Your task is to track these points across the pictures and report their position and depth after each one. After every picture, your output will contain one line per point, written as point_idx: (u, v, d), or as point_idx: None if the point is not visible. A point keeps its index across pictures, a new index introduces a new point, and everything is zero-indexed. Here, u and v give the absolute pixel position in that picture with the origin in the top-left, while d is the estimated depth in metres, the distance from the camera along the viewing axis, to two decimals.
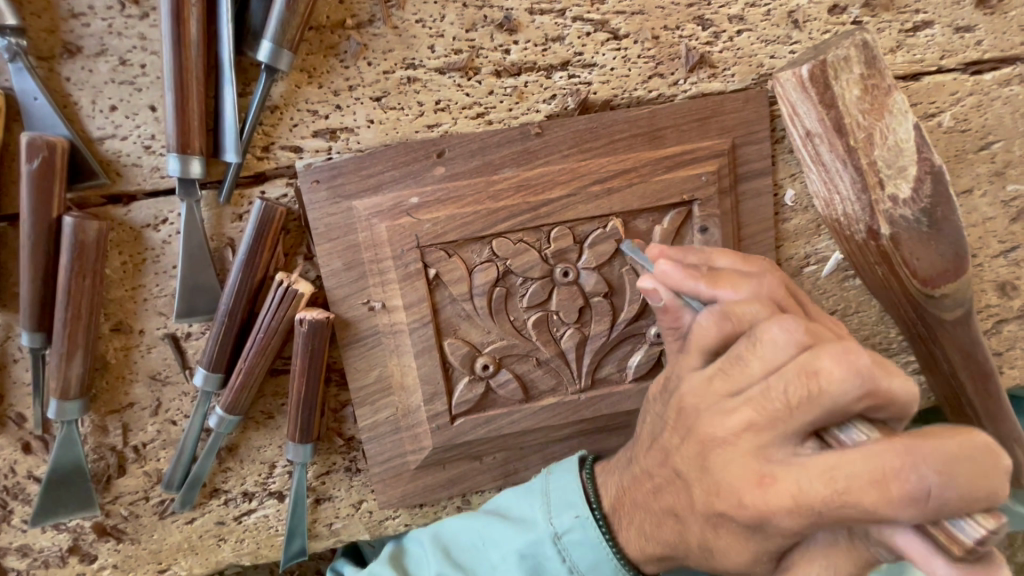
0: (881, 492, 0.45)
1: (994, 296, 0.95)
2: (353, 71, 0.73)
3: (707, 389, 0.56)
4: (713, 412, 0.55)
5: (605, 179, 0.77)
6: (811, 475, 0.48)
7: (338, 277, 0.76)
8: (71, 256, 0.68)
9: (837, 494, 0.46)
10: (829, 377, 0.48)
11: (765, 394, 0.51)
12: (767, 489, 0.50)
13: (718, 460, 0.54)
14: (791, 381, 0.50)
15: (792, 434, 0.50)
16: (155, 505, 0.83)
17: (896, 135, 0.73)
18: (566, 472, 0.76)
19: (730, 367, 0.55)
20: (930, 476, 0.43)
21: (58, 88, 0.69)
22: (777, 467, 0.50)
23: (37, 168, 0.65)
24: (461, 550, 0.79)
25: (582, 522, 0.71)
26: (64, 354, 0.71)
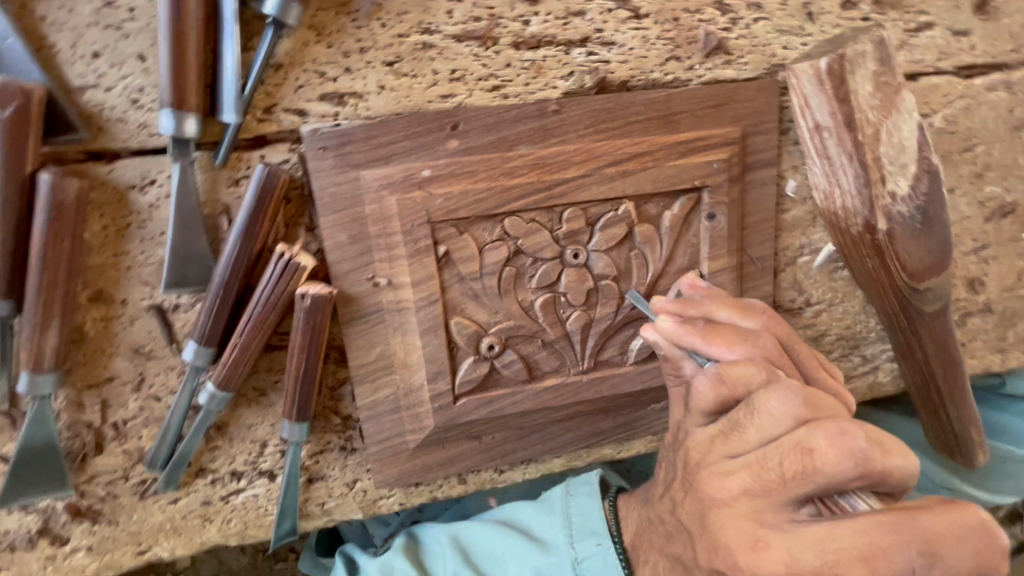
0: (869, 568, 0.44)
1: (963, 291, 1.02)
2: (365, 32, 0.69)
3: (705, 448, 0.55)
4: (710, 477, 0.53)
5: (619, 161, 0.76)
6: (807, 546, 0.46)
7: (342, 250, 0.73)
8: (48, 216, 0.62)
9: (825, 566, 0.45)
10: (823, 457, 0.48)
11: (763, 464, 0.50)
12: (759, 555, 0.48)
13: (715, 520, 0.52)
14: (787, 455, 0.49)
15: (785, 504, 0.49)
16: (136, 485, 0.78)
17: (900, 133, 0.76)
18: (589, 496, 0.79)
19: (729, 431, 0.54)
20: (914, 557, 0.44)
21: (33, 28, 0.62)
22: (773, 534, 0.48)
23: (10, 117, 0.59)
24: (478, 554, 0.83)
25: (602, 549, 0.73)
26: (38, 324, 0.65)
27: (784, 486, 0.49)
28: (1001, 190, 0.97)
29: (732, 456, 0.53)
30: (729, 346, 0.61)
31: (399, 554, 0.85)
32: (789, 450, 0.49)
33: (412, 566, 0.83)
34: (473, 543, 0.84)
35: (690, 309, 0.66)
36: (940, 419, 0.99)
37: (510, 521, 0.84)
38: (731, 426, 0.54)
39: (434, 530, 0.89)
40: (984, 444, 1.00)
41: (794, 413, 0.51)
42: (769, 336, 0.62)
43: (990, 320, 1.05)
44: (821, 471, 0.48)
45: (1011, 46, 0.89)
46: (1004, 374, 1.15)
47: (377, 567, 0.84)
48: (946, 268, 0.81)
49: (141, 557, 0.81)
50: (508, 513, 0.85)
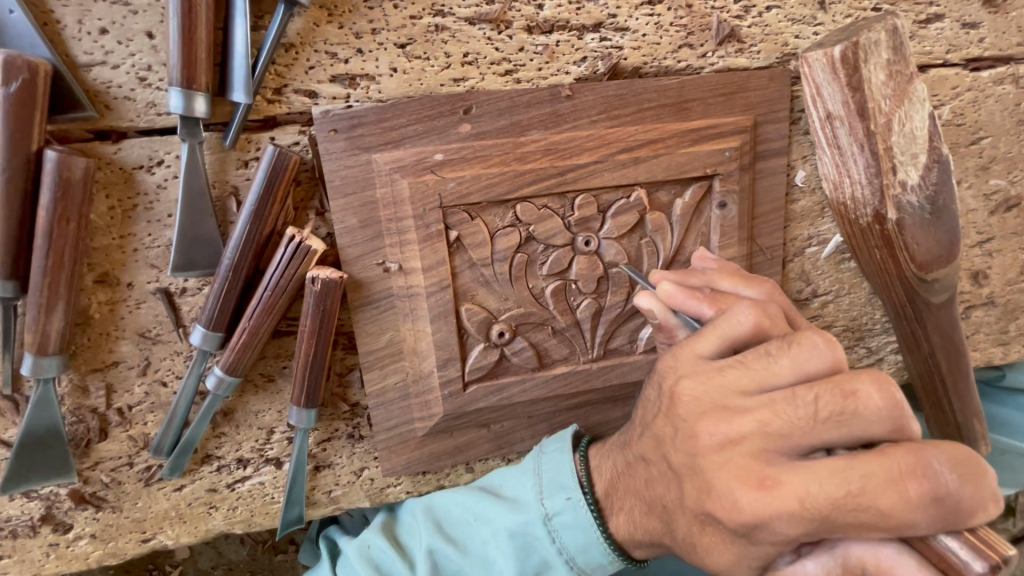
0: (898, 492, 0.43)
1: (967, 284, 1.03)
2: (377, 13, 0.68)
3: (715, 381, 0.53)
4: (721, 412, 0.52)
5: (632, 148, 0.76)
6: (823, 476, 0.46)
7: (352, 235, 0.72)
8: (54, 196, 0.61)
9: (849, 496, 0.45)
10: (866, 399, 0.46)
11: (788, 401, 0.49)
12: (769, 492, 0.47)
13: (717, 460, 0.51)
14: (824, 394, 0.48)
15: (806, 446, 0.48)
16: (141, 471, 0.77)
17: (912, 122, 0.76)
18: (558, 451, 0.75)
19: (754, 362, 0.52)
20: (947, 473, 0.43)
21: (38, 2, 0.60)
22: (784, 472, 0.47)
23: (15, 92, 0.57)
24: (451, 524, 0.79)
25: (573, 502, 0.71)
26: (43, 306, 0.64)
27: (817, 419, 0.48)
28: (1007, 183, 0.97)
29: (750, 393, 0.51)
30: (735, 308, 0.60)
31: (376, 533, 0.83)
32: (829, 386, 0.48)
33: (389, 545, 0.81)
34: (445, 515, 0.80)
35: (691, 278, 0.67)
36: (943, 412, 0.99)
37: (483, 488, 0.80)
38: (753, 357, 0.52)
39: (411, 503, 0.86)
40: (985, 434, 1.02)
41: (829, 353, 0.50)
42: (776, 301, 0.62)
43: (992, 313, 1.05)
44: (858, 407, 0.47)
45: (1020, 39, 0.90)
46: (1005, 368, 1.16)
47: (355, 549, 0.82)
48: (954, 258, 0.81)
49: (145, 544, 0.80)
50: (480, 481, 0.81)
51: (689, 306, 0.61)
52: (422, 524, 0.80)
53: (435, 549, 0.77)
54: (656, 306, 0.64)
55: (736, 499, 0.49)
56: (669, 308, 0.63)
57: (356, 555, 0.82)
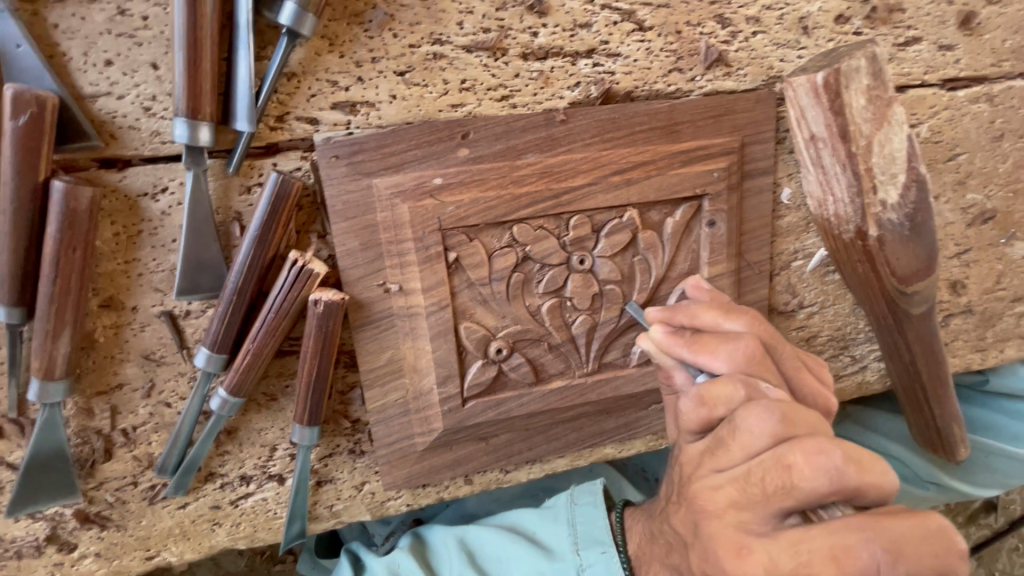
0: (837, 568, 0.45)
1: (946, 293, 1.06)
2: (377, 42, 0.70)
3: (699, 461, 0.57)
4: (702, 486, 0.55)
5: (625, 170, 0.78)
6: (782, 548, 0.48)
7: (353, 257, 0.74)
8: (61, 225, 0.62)
9: (800, 568, 0.47)
10: (801, 474, 0.49)
11: (746, 480, 0.52)
12: (744, 561, 0.50)
13: (708, 529, 0.53)
14: (769, 469, 0.51)
15: (767, 515, 0.51)
16: (145, 490, 0.78)
17: (892, 144, 0.79)
18: (592, 506, 0.81)
19: (715, 448, 0.56)
20: (879, 552, 0.44)
21: (44, 36, 0.62)
22: (754, 540, 0.50)
23: (24, 125, 0.58)
24: (484, 558, 0.85)
25: (606, 557, 0.74)
26: (50, 332, 0.65)
27: (767, 499, 0.50)
28: (982, 197, 1.01)
29: (719, 471, 0.55)
30: (713, 354, 0.60)
31: (404, 553, 0.89)
32: (766, 466, 0.51)
33: (416, 563, 0.86)
34: (477, 547, 0.87)
35: (675, 316, 0.66)
36: (924, 417, 1.03)
37: (517, 530, 0.86)
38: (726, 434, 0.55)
39: (440, 534, 0.92)
40: (965, 438, 1.05)
41: (771, 425, 0.52)
42: (751, 339, 0.61)
43: (970, 321, 1.10)
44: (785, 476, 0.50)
45: (992, 60, 0.94)
46: (988, 372, 1.20)
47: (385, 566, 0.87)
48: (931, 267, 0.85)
49: (149, 561, 0.82)
50: (510, 520, 0.89)
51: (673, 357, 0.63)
52: (453, 550, 0.87)
53: None
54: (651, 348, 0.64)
55: (721, 565, 0.52)
56: (662, 349, 0.64)
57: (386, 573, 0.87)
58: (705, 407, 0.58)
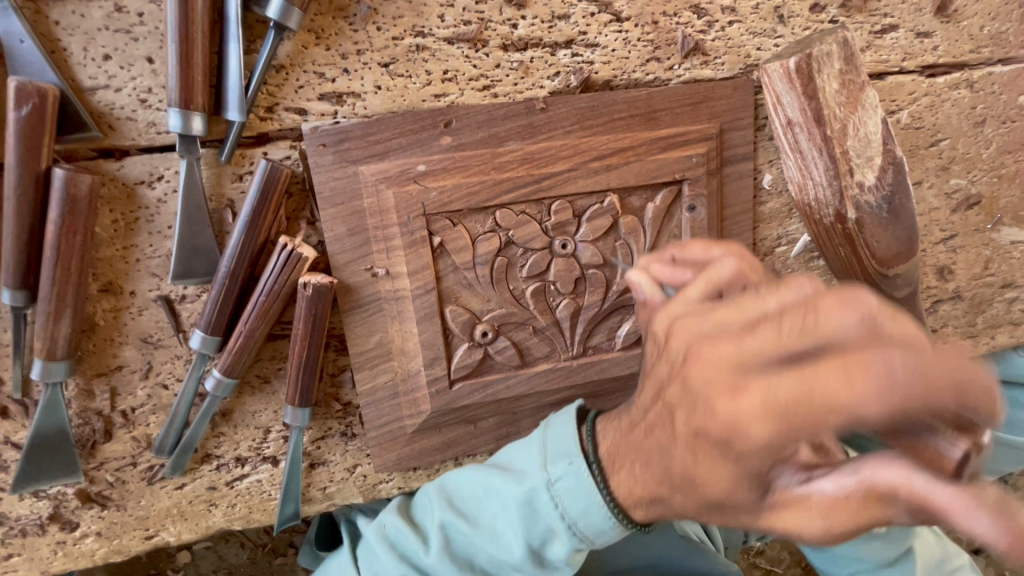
0: (841, 377, 0.34)
1: (933, 279, 1.07)
2: (361, 35, 0.73)
3: (699, 319, 0.46)
4: (699, 340, 0.45)
5: (604, 156, 0.81)
6: (786, 374, 0.37)
7: (341, 242, 0.76)
8: (62, 211, 0.65)
9: (805, 394, 0.36)
10: (834, 321, 0.37)
11: (756, 326, 0.41)
12: (738, 399, 0.40)
13: (695, 372, 0.44)
14: (790, 313, 0.40)
15: (769, 362, 0.39)
16: (143, 470, 0.81)
17: (867, 128, 0.81)
18: (563, 422, 0.66)
19: (740, 301, 0.44)
20: (896, 367, 0.33)
21: (46, 33, 0.65)
22: (756, 375, 0.39)
23: (26, 116, 0.62)
24: (464, 501, 0.73)
25: (575, 469, 0.62)
26: (51, 314, 0.68)
27: (782, 341, 0.39)
28: (967, 182, 1.02)
29: (731, 324, 0.43)
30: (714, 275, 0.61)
31: (389, 512, 0.80)
32: (794, 308, 0.40)
33: (404, 524, 0.77)
34: (456, 490, 0.75)
35: (665, 253, 0.64)
36: None
37: (494, 461, 0.72)
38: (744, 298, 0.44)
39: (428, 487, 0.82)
40: None
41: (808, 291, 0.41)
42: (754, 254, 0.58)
43: (959, 307, 1.10)
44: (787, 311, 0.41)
45: (972, 47, 0.95)
46: (978, 359, 1.20)
47: (375, 531, 0.79)
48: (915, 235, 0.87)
49: (148, 541, 0.84)
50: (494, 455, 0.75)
51: (678, 279, 0.61)
52: (433, 500, 0.75)
53: (446, 524, 0.72)
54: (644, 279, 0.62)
55: (710, 406, 0.42)
56: (656, 281, 0.62)
57: (377, 537, 0.78)
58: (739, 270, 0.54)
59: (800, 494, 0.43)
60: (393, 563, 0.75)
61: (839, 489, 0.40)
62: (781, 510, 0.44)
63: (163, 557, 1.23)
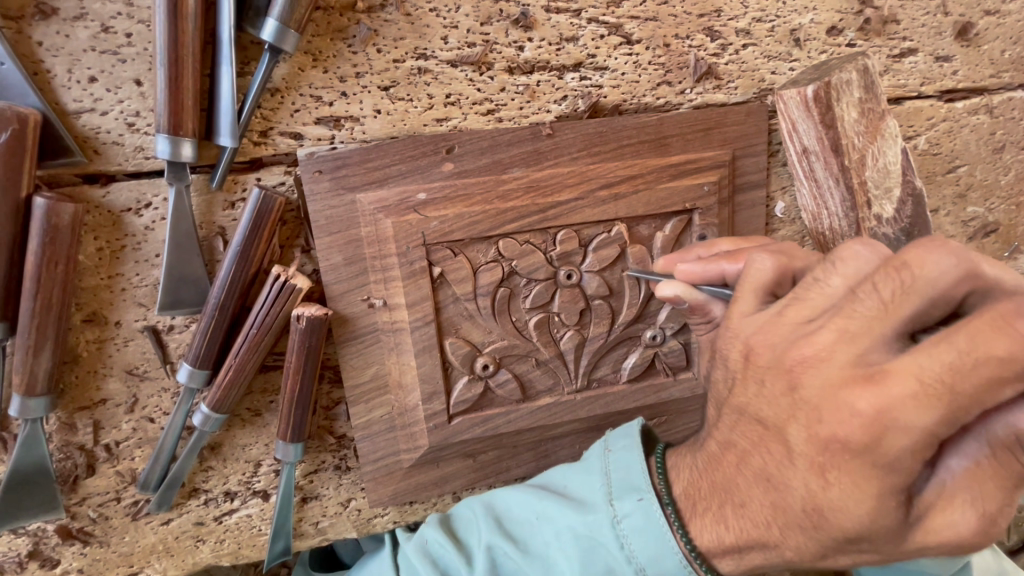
0: (1006, 334, 0.38)
1: None
2: (361, 57, 0.70)
3: (780, 322, 0.48)
4: (793, 348, 0.46)
5: (612, 184, 0.77)
6: (930, 349, 0.39)
7: (337, 272, 0.73)
8: (42, 241, 0.62)
9: (964, 355, 0.38)
10: (922, 268, 0.42)
11: (852, 302, 0.44)
12: (883, 387, 0.41)
13: (813, 383, 0.44)
14: (879, 279, 0.44)
15: (893, 335, 0.42)
16: (128, 506, 0.78)
17: (885, 158, 0.78)
18: (628, 451, 0.65)
19: (803, 293, 0.48)
20: None
21: (29, 53, 0.62)
22: (888, 363, 0.41)
23: (6, 142, 0.59)
24: (515, 523, 0.70)
25: (645, 505, 0.60)
26: (31, 347, 0.65)
27: (889, 310, 0.42)
28: (984, 210, 0.99)
29: (815, 317, 0.46)
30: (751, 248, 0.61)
31: (432, 526, 0.75)
32: (881, 276, 0.44)
33: (447, 537, 0.73)
34: (507, 511, 0.72)
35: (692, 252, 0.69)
36: None
37: (548, 486, 0.71)
38: (804, 287, 0.49)
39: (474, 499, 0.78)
40: None
41: (875, 253, 0.47)
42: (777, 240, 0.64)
43: None
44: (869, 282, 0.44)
45: (992, 71, 0.92)
46: None
47: (413, 546, 0.75)
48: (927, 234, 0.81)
49: None
50: (545, 479, 0.74)
51: (710, 274, 0.61)
52: (480, 516, 0.72)
53: (494, 545, 0.69)
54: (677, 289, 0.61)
55: (850, 403, 0.42)
56: (691, 285, 0.61)
57: (414, 550, 0.74)
58: (776, 259, 0.53)
59: (935, 490, 0.44)
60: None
61: (967, 463, 0.43)
62: (930, 518, 0.44)
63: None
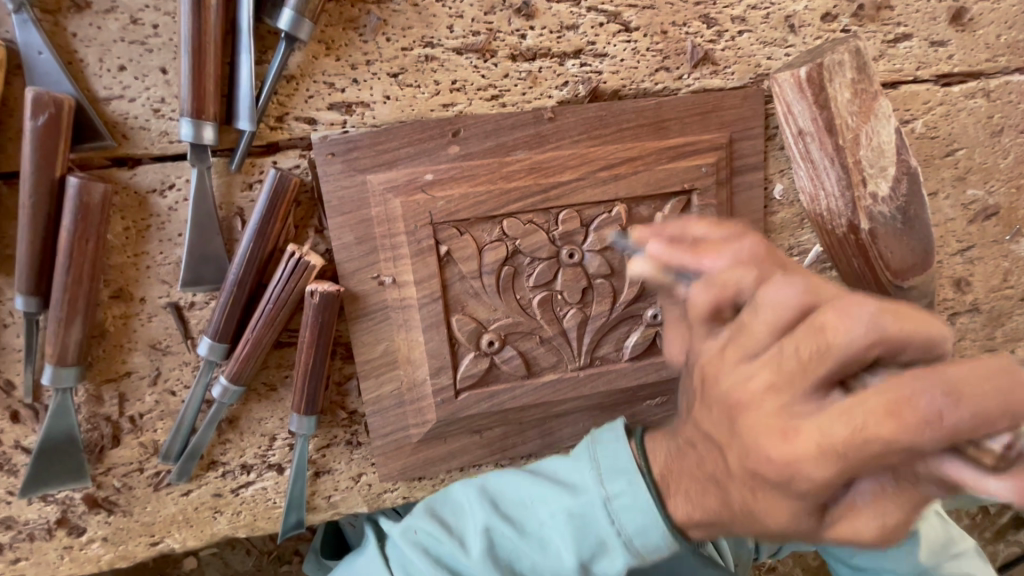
0: (895, 421, 0.38)
1: (950, 290, 1.04)
2: (371, 46, 0.74)
3: (722, 358, 0.49)
4: (739, 394, 0.46)
5: (612, 165, 0.80)
6: (833, 416, 0.40)
7: (349, 250, 0.77)
8: (75, 218, 0.67)
9: (856, 433, 0.39)
10: (836, 332, 0.41)
11: (778, 353, 0.44)
12: (791, 444, 0.42)
13: (746, 423, 0.46)
14: (802, 337, 0.43)
15: (816, 391, 0.42)
16: (150, 476, 0.81)
17: (879, 138, 0.81)
18: (616, 437, 0.66)
19: (738, 332, 0.48)
20: (938, 396, 0.37)
21: (64, 44, 0.67)
22: (805, 420, 0.42)
23: (43, 125, 0.63)
24: (509, 504, 0.71)
25: (634, 486, 0.61)
26: (63, 319, 0.69)
27: (809, 369, 0.42)
28: (984, 193, 1.00)
29: (753, 358, 0.46)
30: (716, 256, 0.57)
31: (421, 515, 0.75)
32: (800, 334, 0.43)
33: (436, 525, 0.73)
34: (500, 493, 0.72)
35: (668, 228, 0.64)
36: None
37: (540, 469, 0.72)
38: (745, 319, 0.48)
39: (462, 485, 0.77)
40: None
41: (798, 296, 0.45)
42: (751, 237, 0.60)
43: (977, 319, 1.07)
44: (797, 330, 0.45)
45: (988, 56, 0.94)
46: None
47: (402, 534, 0.74)
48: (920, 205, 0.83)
49: (154, 547, 0.84)
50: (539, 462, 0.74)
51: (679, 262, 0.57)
52: (475, 501, 0.72)
53: (491, 527, 0.69)
54: (649, 266, 0.59)
55: (765, 451, 0.44)
56: (662, 265, 0.58)
57: (404, 540, 0.74)
58: (716, 289, 0.52)
59: (845, 505, 0.46)
60: (425, 567, 0.71)
61: (877, 489, 0.44)
62: (838, 524, 0.47)
63: (169, 563, 1.23)
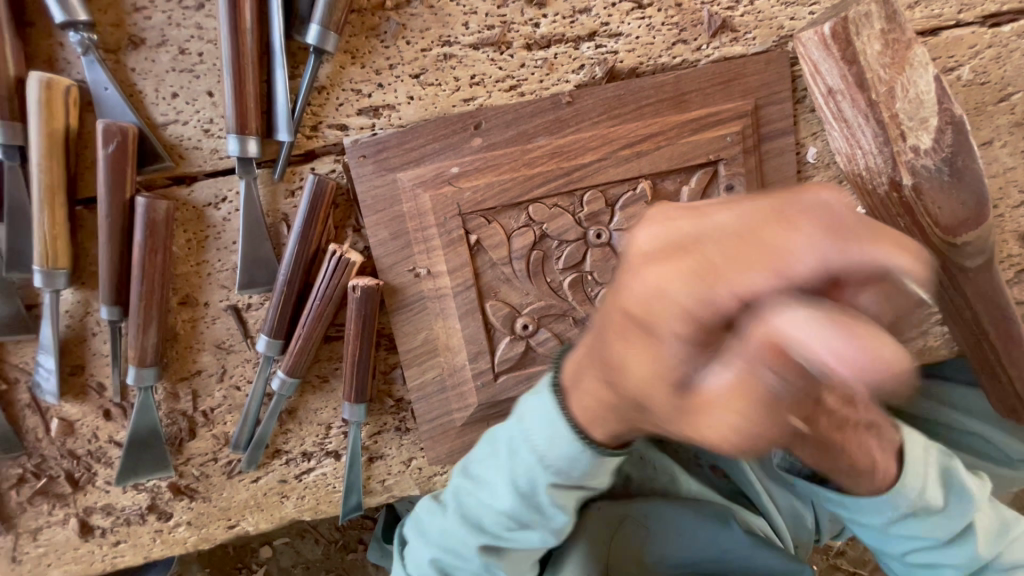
0: (771, 255, 0.32)
1: (1017, 246, 0.96)
2: (393, 50, 0.78)
3: (668, 216, 0.40)
4: (637, 246, 0.40)
5: (633, 143, 0.81)
6: (723, 243, 0.35)
7: (385, 246, 0.81)
8: (144, 234, 0.75)
9: (736, 266, 0.33)
10: (800, 220, 0.33)
11: (714, 221, 0.37)
12: (658, 302, 0.35)
13: (630, 273, 0.38)
14: (748, 212, 0.36)
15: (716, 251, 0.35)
16: (223, 465, 0.89)
17: (917, 88, 0.76)
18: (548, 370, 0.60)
19: (684, 214, 0.40)
20: (828, 244, 0.32)
21: (125, 79, 0.74)
22: (699, 258, 0.35)
23: (113, 153, 0.71)
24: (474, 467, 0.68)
25: (546, 411, 0.56)
26: (141, 325, 0.78)
27: (739, 237, 0.34)
28: None
29: (691, 225, 0.38)
30: None
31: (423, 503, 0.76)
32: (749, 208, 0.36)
33: (435, 511, 0.73)
34: (471, 461, 0.69)
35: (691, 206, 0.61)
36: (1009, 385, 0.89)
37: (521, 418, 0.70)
38: (705, 208, 0.40)
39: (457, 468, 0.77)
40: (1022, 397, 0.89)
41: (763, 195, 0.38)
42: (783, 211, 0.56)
43: None
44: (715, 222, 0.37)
45: None
46: None
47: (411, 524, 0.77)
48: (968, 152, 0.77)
49: (231, 530, 0.92)
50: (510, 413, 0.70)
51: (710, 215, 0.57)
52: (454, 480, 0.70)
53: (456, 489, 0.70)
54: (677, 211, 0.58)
55: (634, 281, 0.37)
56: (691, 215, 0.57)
57: (415, 529, 0.76)
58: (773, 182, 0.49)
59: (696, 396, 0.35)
60: (423, 546, 0.74)
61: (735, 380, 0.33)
62: (702, 419, 0.35)
63: (247, 551, 1.33)
